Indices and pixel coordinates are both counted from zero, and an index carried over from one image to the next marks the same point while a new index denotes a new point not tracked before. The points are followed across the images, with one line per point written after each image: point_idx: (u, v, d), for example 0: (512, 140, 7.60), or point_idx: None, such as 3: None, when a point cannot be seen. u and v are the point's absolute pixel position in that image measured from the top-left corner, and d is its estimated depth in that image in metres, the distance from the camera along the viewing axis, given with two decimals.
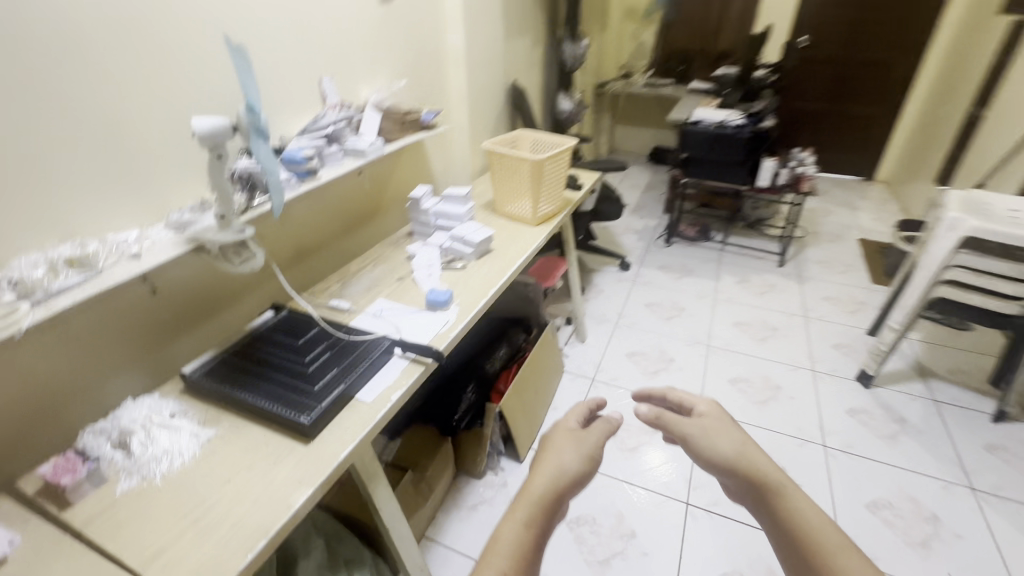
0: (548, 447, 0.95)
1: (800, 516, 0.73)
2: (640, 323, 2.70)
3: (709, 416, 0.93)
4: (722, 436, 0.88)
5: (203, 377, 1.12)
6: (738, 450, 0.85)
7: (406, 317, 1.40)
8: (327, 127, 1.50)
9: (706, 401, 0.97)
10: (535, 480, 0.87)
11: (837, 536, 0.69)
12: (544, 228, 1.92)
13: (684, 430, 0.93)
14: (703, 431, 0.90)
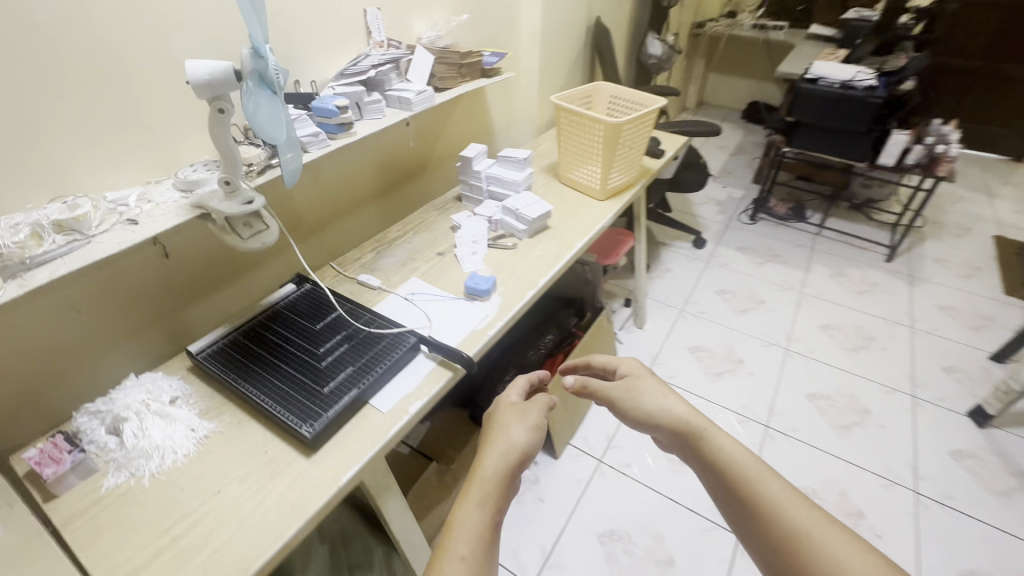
0: (495, 420, 0.87)
1: (726, 452, 0.74)
2: (709, 313, 2.40)
3: (634, 373, 0.96)
4: (651, 390, 0.91)
5: (211, 359, 1.01)
6: (664, 402, 0.87)
7: (440, 306, 1.21)
8: (367, 71, 1.28)
9: (627, 359, 1.01)
10: (486, 460, 0.78)
11: (759, 464, 0.71)
12: (613, 204, 1.64)
13: (611, 391, 0.95)
14: (629, 388, 0.93)
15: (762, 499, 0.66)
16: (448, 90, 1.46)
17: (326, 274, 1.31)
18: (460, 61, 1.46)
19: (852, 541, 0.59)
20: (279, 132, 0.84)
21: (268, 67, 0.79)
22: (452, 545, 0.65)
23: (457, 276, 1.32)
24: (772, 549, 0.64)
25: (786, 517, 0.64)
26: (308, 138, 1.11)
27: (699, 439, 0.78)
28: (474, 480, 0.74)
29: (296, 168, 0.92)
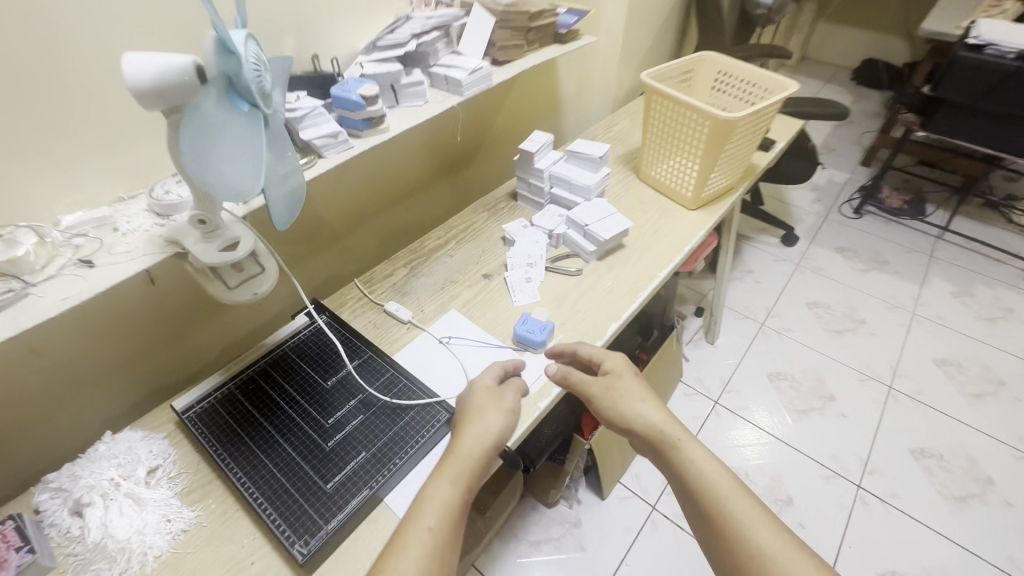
0: (472, 401, 0.79)
1: (702, 470, 0.72)
2: (795, 332, 2.03)
3: (618, 373, 0.84)
4: (631, 394, 0.82)
5: (200, 421, 0.83)
6: (640, 407, 0.80)
7: (482, 357, 0.97)
8: (406, 42, 0.97)
9: (612, 354, 0.89)
10: (464, 438, 0.72)
11: (731, 481, 0.70)
12: (706, 216, 1.30)
13: (589, 386, 0.84)
14: (607, 391, 0.82)
15: (725, 515, 0.67)
16: (510, 63, 1.13)
17: (349, 296, 1.08)
18: (528, 25, 1.12)
19: (797, 545, 0.63)
20: (253, 175, 0.57)
21: (242, 76, 0.53)
22: (424, 522, 0.63)
23: (505, 313, 1.06)
24: (722, 552, 0.66)
25: (746, 534, 0.65)
26: (324, 141, 0.85)
27: (670, 452, 0.74)
28: (448, 460, 0.69)
29: (283, 208, 0.66)
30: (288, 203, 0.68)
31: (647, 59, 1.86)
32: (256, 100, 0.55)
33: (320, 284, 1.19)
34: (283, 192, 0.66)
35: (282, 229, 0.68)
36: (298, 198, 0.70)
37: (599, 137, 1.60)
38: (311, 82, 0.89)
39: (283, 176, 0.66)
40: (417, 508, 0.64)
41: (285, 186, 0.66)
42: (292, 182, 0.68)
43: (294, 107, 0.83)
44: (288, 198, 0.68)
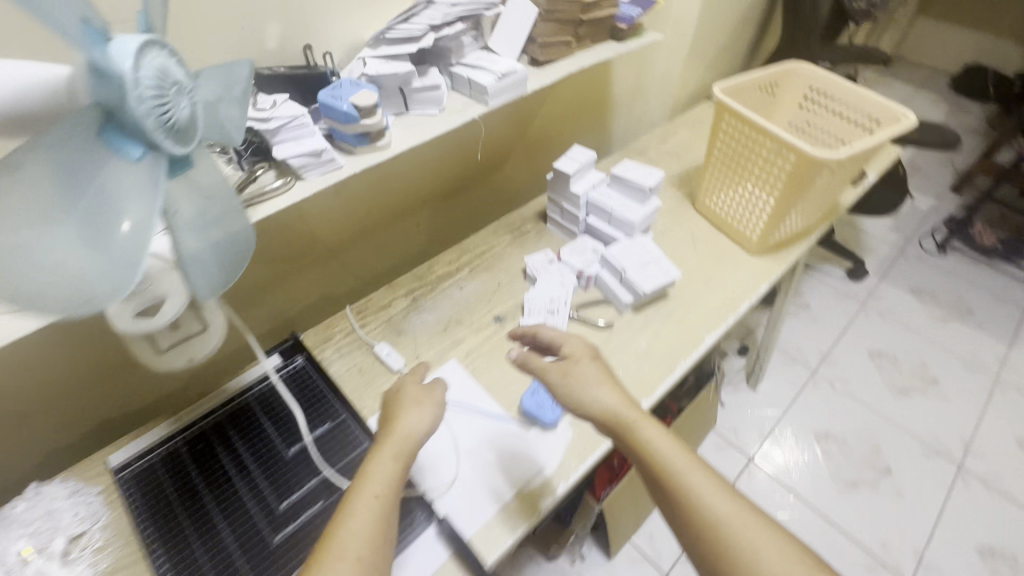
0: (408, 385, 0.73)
1: (660, 450, 0.64)
2: (852, 385, 1.78)
3: (577, 357, 0.74)
4: (589, 376, 0.72)
5: (135, 486, 0.70)
6: (595, 390, 0.71)
7: (479, 430, 0.81)
8: (423, 35, 0.76)
9: (572, 337, 0.78)
10: (405, 424, 0.66)
11: (688, 452, 0.64)
12: (772, 265, 1.07)
13: (546, 372, 0.74)
14: (564, 373, 0.73)
15: (682, 490, 0.61)
16: (552, 65, 0.92)
17: (336, 330, 0.93)
18: (580, 17, 0.92)
19: (754, 514, 0.59)
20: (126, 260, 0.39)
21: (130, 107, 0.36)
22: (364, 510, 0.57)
23: (514, 372, 0.88)
24: (682, 530, 0.60)
25: (702, 507, 0.59)
26: (302, 161, 0.67)
27: (627, 436, 0.67)
28: (385, 444, 0.63)
29: (211, 269, 0.51)
30: (224, 260, 0.52)
31: (719, 57, 1.60)
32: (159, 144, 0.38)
33: (310, 305, 1.04)
34: (211, 248, 0.50)
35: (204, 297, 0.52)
36: (248, 250, 0.54)
37: (651, 150, 1.37)
38: (294, 83, 0.70)
39: (210, 225, 0.50)
40: (358, 491, 0.59)
41: (213, 240, 0.50)
42: (233, 230, 0.52)
43: (267, 117, 0.66)
44: (221, 256, 0.51)
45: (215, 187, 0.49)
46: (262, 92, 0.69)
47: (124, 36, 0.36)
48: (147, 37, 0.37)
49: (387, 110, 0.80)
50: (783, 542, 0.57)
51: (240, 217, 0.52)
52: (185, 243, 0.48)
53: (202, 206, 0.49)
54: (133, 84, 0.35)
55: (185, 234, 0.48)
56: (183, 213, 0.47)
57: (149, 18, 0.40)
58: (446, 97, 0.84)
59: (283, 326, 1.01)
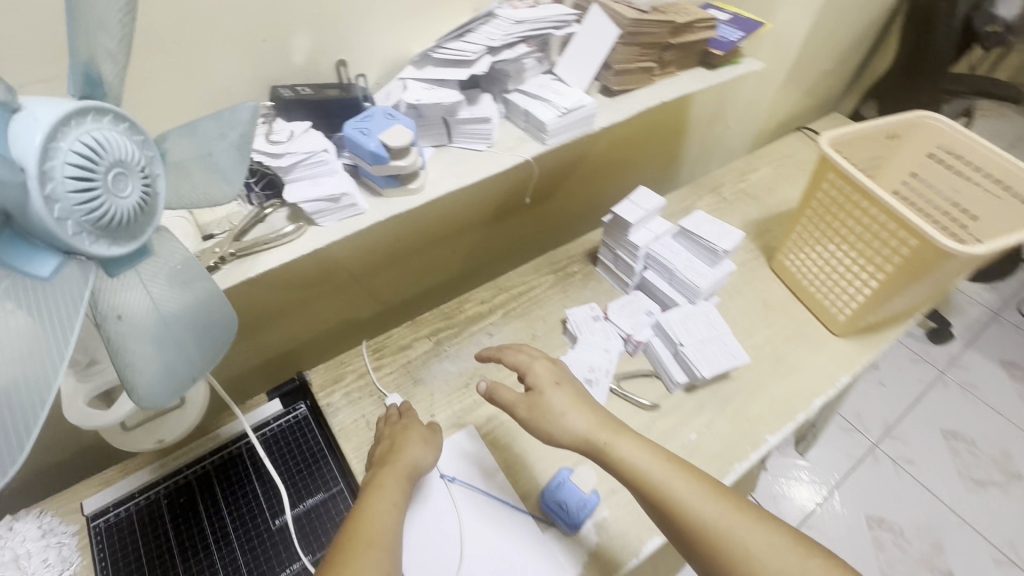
0: (404, 416, 0.73)
1: (638, 466, 0.64)
2: (917, 467, 1.57)
3: (540, 386, 0.72)
4: (556, 405, 0.70)
5: (107, 537, 0.64)
6: (563, 418, 0.69)
7: (488, 523, 0.70)
8: (476, 58, 0.64)
9: (536, 361, 0.75)
10: (410, 449, 0.66)
11: (663, 455, 0.65)
12: (859, 352, 0.90)
13: (514, 406, 0.72)
14: (534, 405, 0.70)
15: (666, 499, 0.61)
16: (628, 96, 0.78)
17: (348, 369, 0.83)
18: (668, 41, 0.78)
19: (740, 510, 0.59)
20: (26, 418, 0.32)
21: (32, 204, 0.29)
22: (377, 512, 0.57)
23: (539, 450, 0.77)
24: (675, 537, 0.61)
25: (689, 511, 0.60)
26: (317, 206, 0.57)
27: (605, 457, 0.66)
28: (389, 464, 0.64)
29: (161, 360, 0.41)
30: (182, 364, 0.43)
31: (819, 82, 1.38)
32: (79, 247, 0.31)
33: (327, 332, 0.94)
34: (166, 347, 0.41)
35: (152, 408, 0.43)
36: (221, 346, 0.45)
37: (727, 188, 1.20)
38: (319, 108, 0.59)
39: (168, 318, 0.41)
40: (375, 493, 0.59)
41: (170, 337, 0.41)
42: (200, 322, 0.43)
43: (281, 152, 0.55)
44: (179, 344, 0.42)
45: (181, 271, 0.42)
46: (281, 118, 0.59)
47: (41, 108, 0.30)
48: (78, 107, 0.31)
49: (426, 141, 0.68)
50: (781, 539, 0.57)
51: (207, 287, 0.43)
52: (127, 328, 0.39)
53: (156, 295, 0.41)
54: (41, 176, 0.29)
55: (133, 332, 0.40)
56: (127, 306, 0.39)
57: (96, 67, 0.35)
58: (498, 130, 0.71)
59: (296, 353, 0.93)
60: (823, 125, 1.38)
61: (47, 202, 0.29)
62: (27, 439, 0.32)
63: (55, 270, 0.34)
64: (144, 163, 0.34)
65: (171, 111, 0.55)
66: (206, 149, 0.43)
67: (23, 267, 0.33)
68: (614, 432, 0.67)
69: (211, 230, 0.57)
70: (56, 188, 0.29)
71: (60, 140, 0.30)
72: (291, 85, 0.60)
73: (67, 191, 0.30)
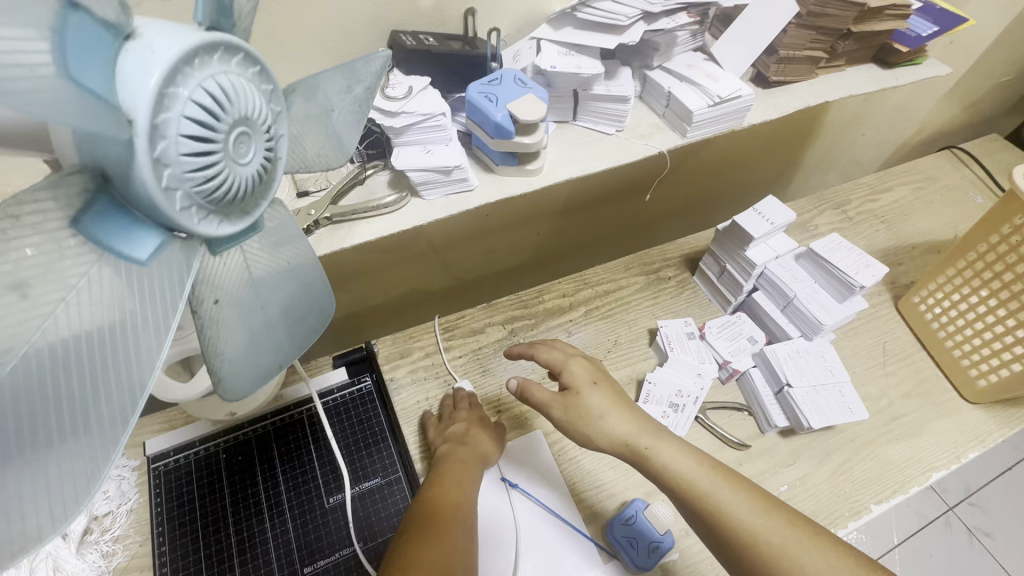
0: (475, 405, 0.70)
1: (680, 473, 0.55)
2: (997, 543, 1.30)
3: (576, 385, 0.62)
4: (594, 406, 0.60)
5: (167, 482, 0.63)
6: (601, 421, 0.59)
7: (548, 543, 0.65)
8: (630, 25, 0.54)
9: (573, 359, 0.65)
10: (481, 442, 0.65)
11: (709, 460, 0.56)
12: (990, 423, 0.77)
13: (547, 407, 0.62)
14: (568, 406, 0.61)
15: (710, 510, 0.53)
16: (785, 89, 0.66)
17: (416, 346, 0.77)
18: (848, 28, 0.64)
19: (793, 525, 0.51)
20: (106, 436, 0.27)
21: (137, 167, 0.24)
22: (456, 482, 0.57)
23: (610, 472, 0.70)
24: (723, 554, 0.52)
25: (736, 524, 0.51)
26: (426, 177, 0.50)
27: (643, 460, 0.57)
28: (460, 450, 0.62)
29: (250, 344, 0.36)
30: (270, 354, 0.38)
31: (985, 96, 1.17)
32: (186, 224, 0.26)
33: (396, 299, 0.89)
34: (258, 336, 0.36)
35: (230, 400, 0.38)
36: (311, 336, 0.40)
37: (856, 205, 1.04)
38: (442, 63, 0.51)
39: (266, 303, 0.36)
40: (455, 467, 0.59)
41: (264, 325, 0.36)
42: (294, 308, 0.38)
43: (397, 110, 0.48)
44: (268, 327, 0.37)
45: (274, 232, 0.36)
46: (398, 69, 0.51)
47: (159, 41, 0.24)
48: (203, 42, 0.25)
49: (550, 115, 0.60)
50: (851, 566, 0.48)
51: (295, 253, 0.37)
52: (220, 315, 0.34)
53: (257, 277, 0.35)
54: (151, 132, 0.24)
55: (228, 319, 0.34)
56: (220, 295, 0.33)
57: None
58: (630, 111, 0.61)
59: (362, 315, 0.88)
60: (978, 147, 1.18)
61: (156, 165, 0.24)
62: (112, 451, 0.27)
63: (154, 253, 0.28)
64: (271, 123, 0.28)
65: (285, 46, 0.48)
66: (329, 109, 0.37)
67: (114, 248, 0.27)
68: (652, 433, 0.59)
69: (306, 186, 0.52)
70: (168, 149, 0.24)
71: (179, 86, 0.24)
72: (413, 33, 0.52)
73: (181, 153, 0.24)
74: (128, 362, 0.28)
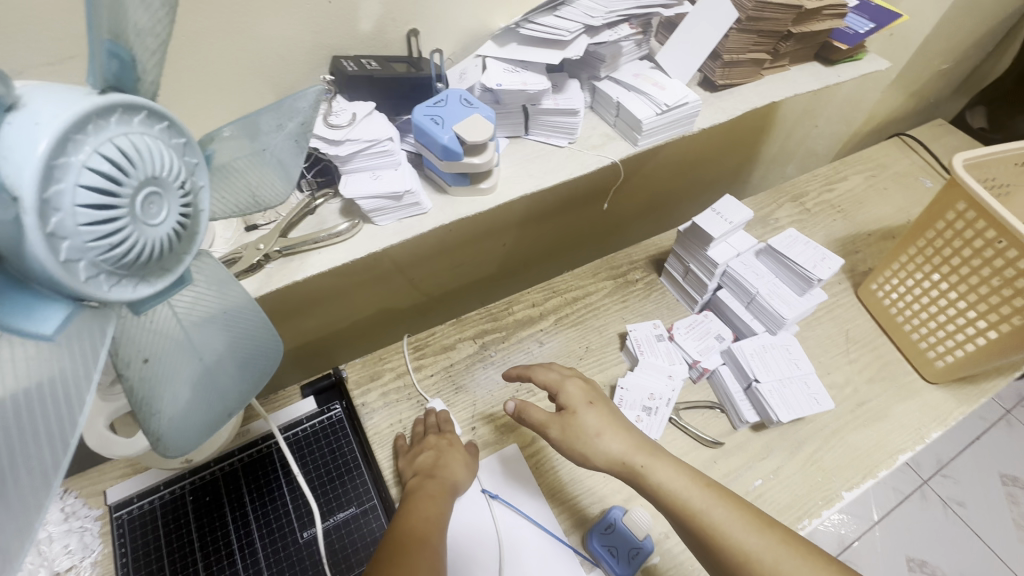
0: (445, 427, 0.69)
1: (675, 492, 0.56)
2: (970, 513, 1.34)
3: (573, 405, 0.62)
4: (590, 426, 0.60)
5: (130, 529, 0.60)
6: (597, 440, 0.60)
7: (529, 557, 0.64)
8: (572, 39, 0.54)
9: (569, 379, 0.66)
10: (452, 468, 0.63)
11: (704, 480, 0.57)
12: (951, 402, 0.80)
13: (544, 427, 0.63)
14: (565, 428, 0.61)
15: (704, 529, 0.53)
16: (732, 92, 0.67)
17: (386, 368, 0.76)
18: (788, 30, 0.66)
19: (786, 542, 0.51)
20: (22, 517, 0.25)
21: (31, 244, 0.23)
22: (424, 516, 0.56)
23: (586, 481, 0.70)
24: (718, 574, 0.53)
25: (729, 542, 0.52)
26: (376, 204, 0.50)
27: (637, 479, 0.58)
28: (431, 479, 0.61)
29: (189, 398, 0.35)
30: (216, 403, 0.37)
31: (928, 83, 1.22)
32: (95, 292, 0.26)
33: (365, 320, 0.88)
34: (198, 388, 0.36)
35: (176, 455, 0.37)
36: (259, 380, 0.39)
37: (813, 197, 1.07)
38: (385, 87, 0.51)
39: (205, 354, 0.35)
40: (422, 502, 0.57)
41: (205, 375, 0.36)
42: (238, 355, 0.37)
43: (341, 138, 0.47)
44: (206, 379, 0.36)
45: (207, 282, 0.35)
46: (342, 95, 0.51)
47: (46, 108, 0.23)
48: (98, 104, 0.24)
49: (501, 130, 0.60)
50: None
51: (234, 301, 0.37)
52: (149, 373, 0.33)
53: (193, 328, 0.35)
54: (43, 206, 0.23)
55: (163, 374, 0.34)
56: (148, 353, 0.33)
57: (127, 45, 0.28)
58: (582, 123, 0.62)
59: (330, 339, 0.86)
60: (925, 133, 1.22)
61: (53, 239, 0.23)
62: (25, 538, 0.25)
63: (61, 325, 0.27)
64: (185, 177, 0.28)
65: (221, 78, 0.47)
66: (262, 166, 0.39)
67: (18, 327, 0.26)
68: (651, 453, 0.59)
69: (255, 220, 0.51)
70: (65, 221, 0.23)
71: (72, 154, 0.23)
72: (354, 57, 0.51)
73: (80, 224, 0.24)
74: (40, 442, 0.26)
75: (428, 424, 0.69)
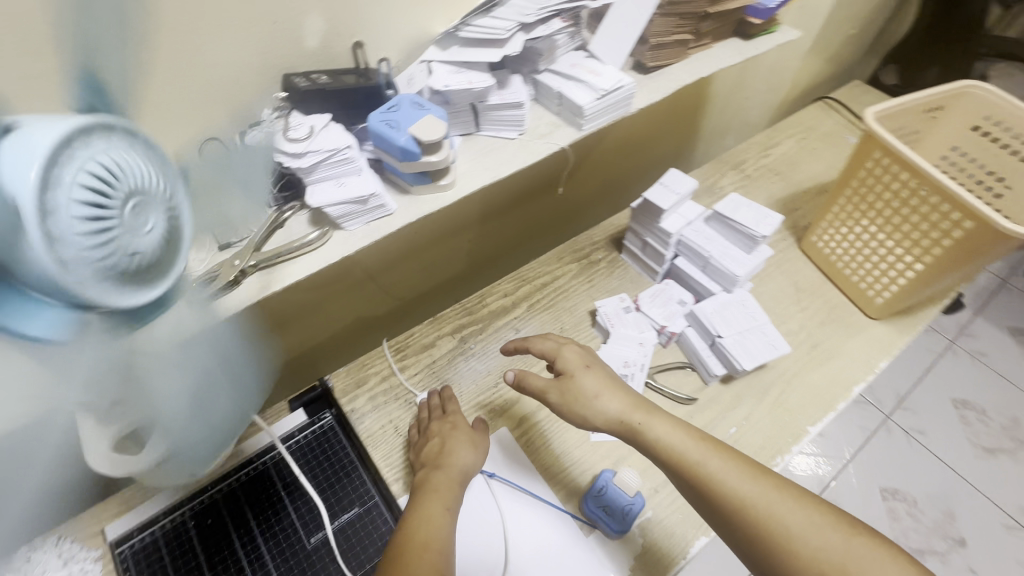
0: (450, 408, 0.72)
1: (672, 446, 0.60)
2: (930, 438, 1.45)
3: (571, 369, 0.66)
4: (588, 388, 0.64)
5: (136, 563, 0.60)
6: (596, 400, 0.64)
7: (532, 529, 0.67)
8: (509, 37, 0.58)
9: (565, 346, 0.70)
10: (459, 452, 0.65)
11: (701, 436, 0.61)
12: (892, 334, 0.88)
13: (544, 393, 0.67)
14: (564, 393, 0.65)
15: (701, 479, 0.57)
16: (663, 72, 0.73)
17: (370, 372, 0.78)
18: (706, 11, 0.72)
19: (779, 488, 0.56)
20: None
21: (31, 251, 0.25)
22: (432, 509, 0.58)
23: (576, 452, 0.74)
24: (714, 520, 0.57)
25: (725, 490, 0.56)
26: (344, 210, 0.52)
27: (637, 437, 0.62)
28: (440, 466, 0.63)
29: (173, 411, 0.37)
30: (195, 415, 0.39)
31: (841, 47, 1.31)
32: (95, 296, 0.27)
33: (344, 330, 0.89)
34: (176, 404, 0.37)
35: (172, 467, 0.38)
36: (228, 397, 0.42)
37: (751, 163, 1.14)
38: (338, 98, 0.53)
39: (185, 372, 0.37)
40: (428, 497, 0.59)
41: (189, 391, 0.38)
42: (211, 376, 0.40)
43: (302, 150, 0.50)
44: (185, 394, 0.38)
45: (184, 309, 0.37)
46: (297, 110, 0.53)
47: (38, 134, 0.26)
48: (78, 128, 0.27)
49: (453, 129, 0.63)
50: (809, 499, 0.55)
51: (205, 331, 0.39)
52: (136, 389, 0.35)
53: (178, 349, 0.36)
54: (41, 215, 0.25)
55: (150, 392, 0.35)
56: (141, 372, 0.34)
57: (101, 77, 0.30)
58: (529, 115, 0.66)
59: (310, 353, 0.87)
60: (845, 94, 1.32)
61: (53, 243, 0.25)
62: None
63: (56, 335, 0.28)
64: (162, 191, 0.31)
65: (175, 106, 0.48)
66: None
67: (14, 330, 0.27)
68: (652, 412, 0.63)
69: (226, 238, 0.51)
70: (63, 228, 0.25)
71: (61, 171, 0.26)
72: (304, 73, 0.54)
73: (76, 232, 0.26)
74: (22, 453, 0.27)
75: (432, 409, 0.72)
